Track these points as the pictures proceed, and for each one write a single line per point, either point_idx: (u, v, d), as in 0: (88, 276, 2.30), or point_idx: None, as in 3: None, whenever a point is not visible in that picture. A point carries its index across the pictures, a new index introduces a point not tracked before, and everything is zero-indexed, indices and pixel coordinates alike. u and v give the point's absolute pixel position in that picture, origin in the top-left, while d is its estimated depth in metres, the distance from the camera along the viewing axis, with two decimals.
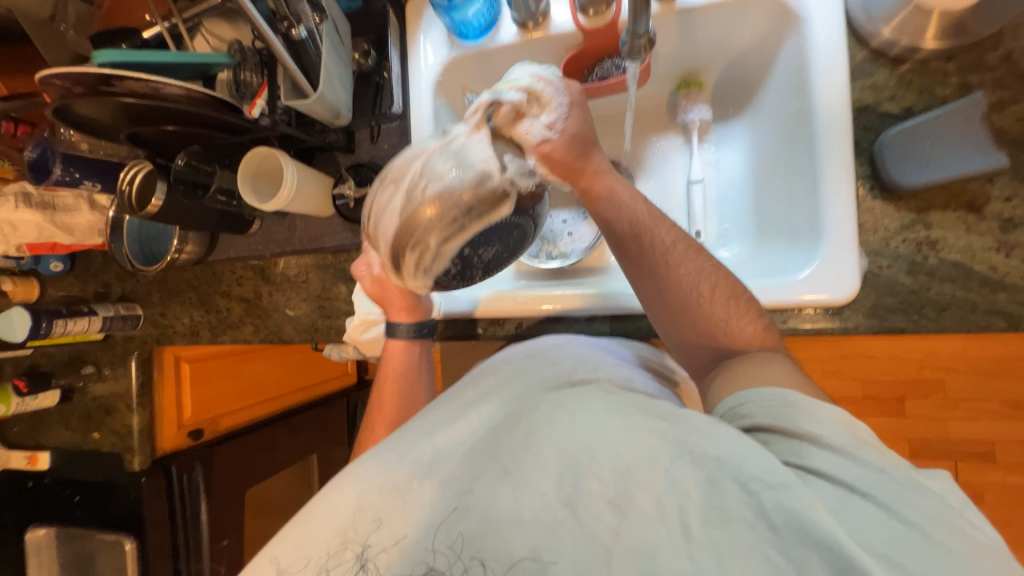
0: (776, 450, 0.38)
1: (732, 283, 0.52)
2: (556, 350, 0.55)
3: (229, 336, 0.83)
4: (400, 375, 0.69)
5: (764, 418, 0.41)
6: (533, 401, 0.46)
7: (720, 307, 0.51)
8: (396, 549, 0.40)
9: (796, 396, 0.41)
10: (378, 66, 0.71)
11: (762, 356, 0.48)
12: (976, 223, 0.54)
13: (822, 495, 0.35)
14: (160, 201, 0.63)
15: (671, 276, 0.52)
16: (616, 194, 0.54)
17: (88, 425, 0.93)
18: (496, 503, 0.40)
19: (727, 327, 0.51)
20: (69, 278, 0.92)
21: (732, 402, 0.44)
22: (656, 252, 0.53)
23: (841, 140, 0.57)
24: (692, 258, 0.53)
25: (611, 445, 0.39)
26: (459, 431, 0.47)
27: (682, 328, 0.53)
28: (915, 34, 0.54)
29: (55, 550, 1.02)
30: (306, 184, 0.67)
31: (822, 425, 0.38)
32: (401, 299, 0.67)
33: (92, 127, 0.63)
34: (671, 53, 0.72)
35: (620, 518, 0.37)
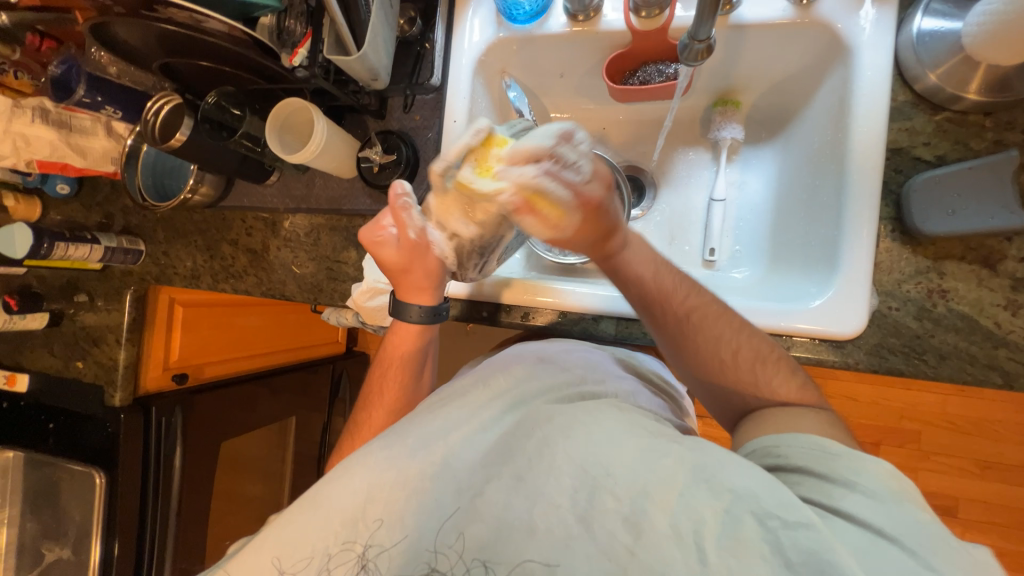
0: (807, 489, 0.41)
1: (758, 345, 0.52)
2: (564, 354, 0.60)
3: (230, 285, 0.82)
4: (406, 361, 0.68)
5: (799, 460, 0.43)
6: (547, 411, 0.49)
7: (747, 373, 0.51)
8: (395, 553, 0.45)
9: (837, 446, 0.42)
10: (422, 35, 0.71)
11: (795, 412, 0.48)
12: (988, 278, 0.55)
13: (846, 535, 0.36)
14: (184, 137, 0.62)
15: (693, 347, 0.53)
16: (636, 260, 0.56)
17: (73, 353, 0.92)
18: (509, 510, 0.43)
19: (760, 390, 0.51)
20: (74, 203, 0.90)
21: (766, 441, 0.46)
22: (675, 324, 0.54)
23: (870, 180, 0.57)
24: (711, 326, 0.53)
25: (628, 466, 0.42)
26: (466, 433, 0.50)
27: (703, 384, 0.55)
28: (959, 85, 0.55)
29: (21, 475, 1.01)
30: (333, 142, 0.67)
31: (856, 473, 0.40)
32: (423, 278, 0.63)
33: (125, 51, 0.61)
34: (713, 68, 0.73)
35: (633, 537, 0.39)
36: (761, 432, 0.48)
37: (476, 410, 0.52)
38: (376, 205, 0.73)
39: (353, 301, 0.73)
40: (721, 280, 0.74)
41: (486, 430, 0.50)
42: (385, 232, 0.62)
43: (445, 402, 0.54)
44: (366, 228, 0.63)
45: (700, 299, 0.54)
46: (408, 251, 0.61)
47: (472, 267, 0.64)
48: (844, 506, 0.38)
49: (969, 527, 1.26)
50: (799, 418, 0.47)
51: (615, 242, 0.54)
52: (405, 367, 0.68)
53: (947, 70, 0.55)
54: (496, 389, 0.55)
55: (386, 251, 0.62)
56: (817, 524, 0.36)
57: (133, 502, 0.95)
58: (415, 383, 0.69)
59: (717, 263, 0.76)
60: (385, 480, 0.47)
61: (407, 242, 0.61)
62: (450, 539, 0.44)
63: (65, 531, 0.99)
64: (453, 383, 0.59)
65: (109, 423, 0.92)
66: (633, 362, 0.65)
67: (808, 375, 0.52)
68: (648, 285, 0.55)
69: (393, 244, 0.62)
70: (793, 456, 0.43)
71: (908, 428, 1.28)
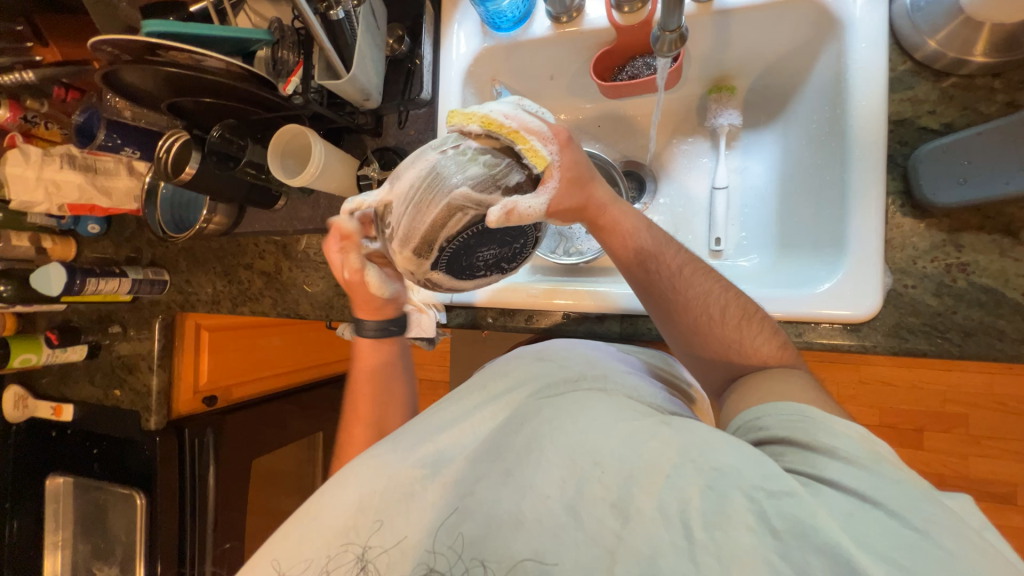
0: (789, 461, 0.39)
1: (744, 303, 0.52)
2: (563, 350, 0.60)
3: (248, 308, 0.86)
4: (373, 373, 0.71)
5: (779, 431, 0.41)
6: (537, 408, 0.50)
7: (732, 328, 0.51)
8: (395, 551, 0.44)
9: (815, 411, 0.41)
10: (411, 53, 0.72)
11: (778, 375, 0.47)
12: (1011, 248, 0.52)
13: (830, 503, 0.35)
14: (193, 169, 0.67)
15: (679, 301, 0.52)
16: (622, 223, 0.53)
17: (111, 381, 0.98)
18: (498, 505, 0.43)
19: (743, 347, 0.50)
20: (104, 240, 0.96)
21: (748, 415, 0.45)
22: (662, 277, 0.53)
23: (874, 154, 0.55)
24: (699, 282, 0.52)
25: (614, 453, 0.42)
26: (460, 436, 0.52)
27: (694, 348, 0.53)
28: (962, 48, 0.52)
29: (71, 499, 1.07)
30: (332, 164, 0.69)
31: (836, 437, 0.38)
32: (365, 298, 0.65)
33: (136, 95, 0.65)
34: (703, 56, 0.72)
35: (621, 523, 0.39)
36: (750, 400, 0.46)
37: (469, 413, 0.54)
38: None
39: None
40: (729, 270, 0.72)
41: (480, 429, 0.52)
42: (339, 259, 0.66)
43: (440, 405, 0.57)
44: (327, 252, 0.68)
45: (688, 257, 0.54)
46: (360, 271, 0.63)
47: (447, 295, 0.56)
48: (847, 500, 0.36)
49: None
50: (783, 380, 0.46)
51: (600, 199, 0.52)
52: (374, 380, 0.71)
53: (947, 35, 0.53)
54: (493, 391, 0.56)
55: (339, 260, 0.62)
56: (799, 491, 0.35)
57: (171, 522, 1.00)
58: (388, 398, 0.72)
59: (724, 252, 0.74)
60: (376, 489, 0.48)
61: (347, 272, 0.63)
62: (448, 540, 0.43)
63: (112, 550, 1.04)
64: (454, 390, 0.60)
65: (146, 446, 0.97)
66: (644, 358, 0.64)
67: (790, 339, 0.52)
68: (632, 241, 0.53)
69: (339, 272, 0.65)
70: (775, 427, 0.42)
71: (952, 412, 1.21)
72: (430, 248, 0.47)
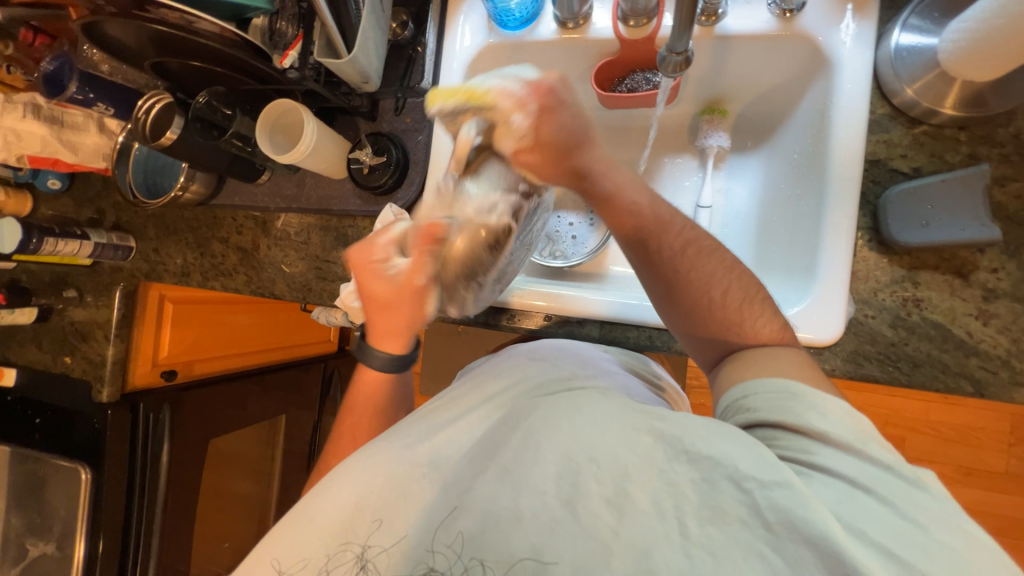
0: (782, 445, 0.41)
1: (746, 285, 0.52)
2: (557, 353, 0.61)
3: (220, 283, 0.83)
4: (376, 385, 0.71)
5: (768, 412, 0.43)
6: (530, 407, 0.51)
7: (732, 312, 0.51)
8: (395, 551, 0.45)
9: (802, 388, 0.43)
10: (414, 39, 0.71)
11: (775, 353, 0.49)
12: (961, 288, 0.56)
13: (821, 491, 0.37)
14: (174, 135, 0.63)
15: (681, 280, 0.52)
16: (621, 189, 0.53)
17: (62, 348, 0.92)
18: (495, 501, 0.43)
19: (742, 327, 0.51)
20: (65, 198, 0.90)
21: (736, 394, 0.47)
22: (663, 254, 0.53)
23: (849, 189, 0.58)
24: (703, 262, 0.52)
25: (610, 449, 0.43)
26: (457, 433, 0.52)
27: (689, 327, 0.54)
28: (936, 99, 0.57)
29: (7, 470, 1.01)
30: (324, 143, 0.67)
31: (823, 418, 0.41)
32: (398, 326, 0.61)
33: (117, 49, 0.62)
34: (699, 77, 0.74)
35: (618, 517, 0.40)
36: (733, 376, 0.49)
37: (457, 416, 0.54)
38: (366, 206, 0.74)
39: (342, 302, 0.73)
40: None
41: (475, 426, 0.52)
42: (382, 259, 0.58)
43: (433, 407, 0.57)
44: (358, 250, 0.59)
45: (692, 235, 0.54)
46: (404, 291, 0.58)
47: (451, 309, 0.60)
48: (821, 465, 0.39)
49: None
50: (773, 356, 0.48)
51: (584, 160, 0.51)
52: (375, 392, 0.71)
53: (923, 85, 0.57)
54: (486, 392, 0.57)
55: (378, 282, 0.58)
56: (793, 483, 0.36)
57: (117, 500, 0.95)
58: (390, 410, 0.72)
59: None
60: (373, 486, 0.47)
61: (394, 290, 0.58)
62: (448, 538, 0.43)
63: (49, 526, 0.98)
64: (441, 392, 0.61)
65: (96, 418, 0.92)
66: (628, 359, 0.66)
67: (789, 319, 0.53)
68: (631, 210, 0.53)
69: (386, 282, 0.58)
70: (764, 408, 0.44)
71: (892, 434, 1.29)
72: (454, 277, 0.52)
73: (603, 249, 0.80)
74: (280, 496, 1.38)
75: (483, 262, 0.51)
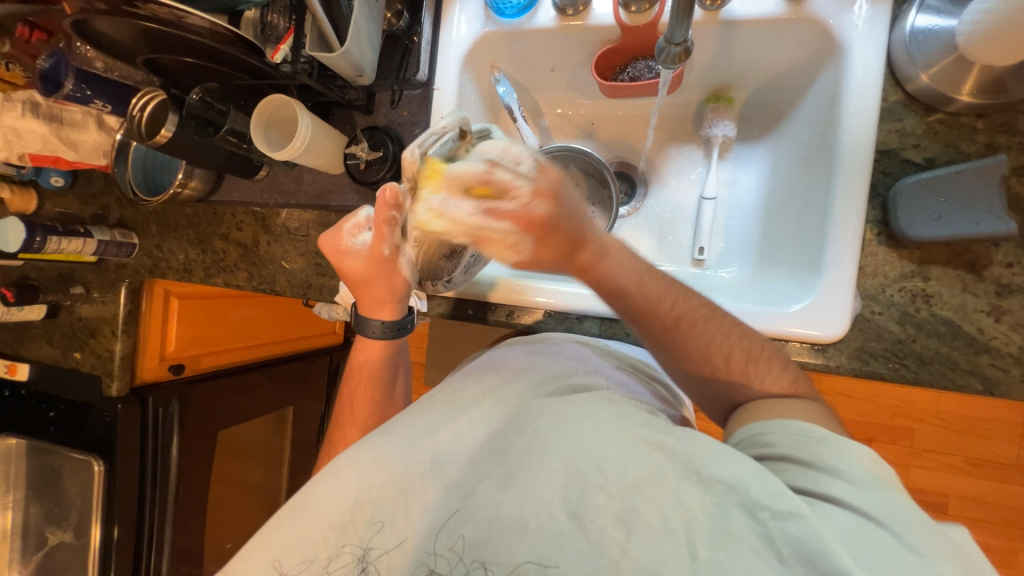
0: (794, 478, 0.41)
1: (748, 345, 0.51)
2: (555, 349, 0.61)
3: (222, 279, 0.83)
4: (374, 377, 0.71)
5: (785, 448, 0.44)
6: (538, 408, 0.50)
7: (738, 373, 0.51)
8: (396, 553, 0.45)
9: (822, 432, 0.43)
10: (409, 29, 0.69)
11: (786, 403, 0.48)
12: (973, 284, 0.54)
13: (838, 523, 0.37)
14: (169, 132, 0.62)
15: (681, 352, 0.53)
16: (610, 274, 0.53)
17: (71, 344, 0.94)
18: (501, 509, 0.44)
19: (750, 385, 0.51)
20: (68, 195, 0.91)
21: (752, 430, 0.47)
22: (659, 330, 0.53)
23: (859, 180, 0.56)
24: (697, 332, 0.52)
25: (618, 461, 0.43)
26: (458, 432, 0.50)
27: (698, 389, 0.54)
28: (952, 85, 0.54)
29: (24, 461, 1.04)
30: (319, 139, 0.67)
31: (840, 460, 0.41)
32: (387, 296, 0.65)
33: (109, 45, 0.61)
34: (704, 64, 0.71)
35: (625, 533, 0.40)
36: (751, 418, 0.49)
37: (462, 410, 0.53)
38: (364, 201, 0.73)
39: (340, 298, 0.73)
40: (708, 280, 0.73)
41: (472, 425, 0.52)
42: (351, 240, 0.62)
43: (433, 401, 0.56)
44: (325, 236, 0.63)
45: (688, 306, 0.53)
46: (375, 262, 0.61)
47: (438, 283, 0.64)
48: (833, 493, 0.39)
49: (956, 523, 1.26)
50: (785, 406, 0.47)
51: (588, 253, 0.53)
52: (375, 381, 0.71)
53: (940, 71, 0.54)
54: (487, 385, 0.56)
55: (352, 262, 0.62)
56: (805, 513, 0.36)
57: (130, 490, 0.98)
58: (388, 398, 0.73)
59: (705, 262, 0.75)
60: (373, 482, 0.47)
61: (369, 269, 0.62)
62: (449, 542, 0.44)
63: (67, 515, 1.01)
64: (445, 384, 0.60)
65: (107, 412, 0.94)
66: (626, 355, 0.66)
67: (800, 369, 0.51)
68: (625, 292, 0.53)
69: (360, 260, 0.62)
70: (781, 443, 0.44)
71: (900, 425, 1.28)
72: (431, 249, 0.56)
73: None
74: (290, 486, 1.41)
75: (462, 246, 0.56)
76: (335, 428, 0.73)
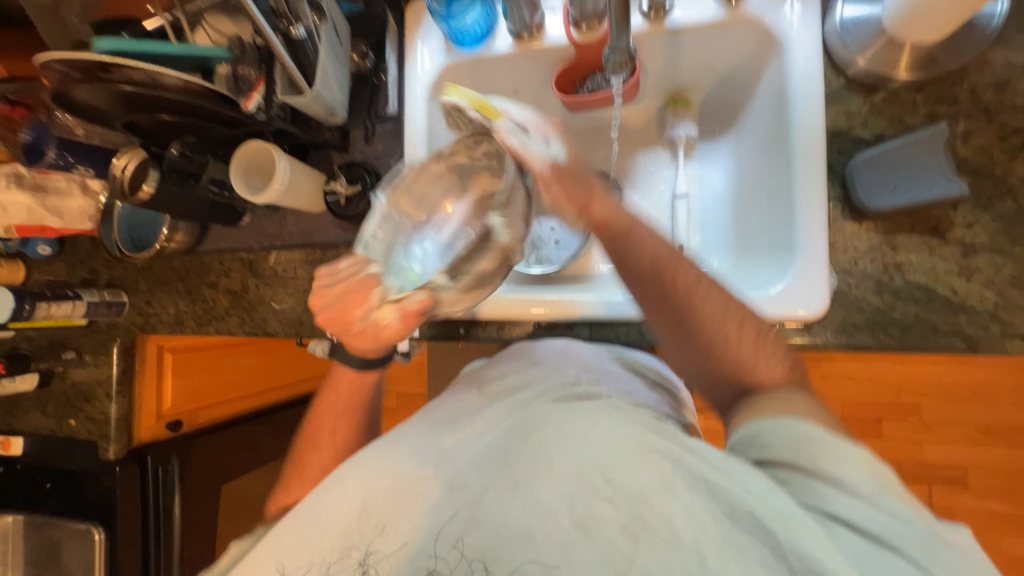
0: (795, 491, 0.41)
1: (758, 324, 0.53)
2: (558, 354, 0.61)
3: (214, 327, 0.83)
4: (346, 402, 0.68)
5: (782, 452, 0.43)
6: (546, 416, 0.51)
7: (748, 351, 0.52)
8: (395, 556, 0.45)
9: (821, 432, 0.42)
10: (376, 68, 0.74)
11: (784, 397, 0.48)
12: (939, 247, 0.56)
13: (844, 546, 0.36)
14: (151, 188, 0.65)
15: (695, 318, 0.53)
16: (636, 230, 0.54)
17: (65, 410, 0.93)
18: (507, 518, 0.44)
19: (755, 370, 0.52)
20: (56, 262, 0.92)
21: (751, 428, 0.47)
22: (679, 291, 0.53)
23: (816, 162, 0.59)
24: (715, 301, 0.53)
25: (624, 469, 0.44)
26: (469, 440, 0.52)
27: (692, 357, 0.55)
28: (887, 65, 0.57)
29: (22, 539, 1.01)
30: (298, 179, 0.69)
31: (843, 466, 0.39)
32: (375, 337, 0.60)
33: (89, 113, 0.63)
34: (658, 72, 0.75)
35: (631, 544, 0.41)
36: (751, 416, 0.48)
37: (470, 420, 0.54)
38: (348, 235, 0.75)
39: None
40: None
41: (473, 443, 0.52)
42: (333, 280, 0.58)
43: (439, 410, 0.58)
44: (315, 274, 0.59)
45: (700, 274, 0.54)
46: (361, 308, 0.57)
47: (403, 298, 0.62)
48: (836, 509, 0.38)
49: (978, 494, 1.25)
50: (787, 402, 0.47)
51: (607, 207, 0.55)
52: (348, 410, 0.68)
53: (874, 53, 0.58)
54: (491, 394, 0.57)
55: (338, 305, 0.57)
56: (812, 527, 0.37)
57: (134, 555, 0.96)
58: (361, 424, 0.68)
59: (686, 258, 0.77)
60: (380, 487, 0.48)
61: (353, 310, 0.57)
62: (450, 545, 0.45)
63: None
64: (453, 390, 0.62)
65: (105, 477, 0.93)
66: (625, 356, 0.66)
67: (796, 358, 0.53)
68: (643, 259, 0.54)
69: (341, 303, 0.57)
70: (783, 444, 0.43)
71: (907, 401, 1.28)
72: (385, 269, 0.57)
73: (586, 250, 0.79)
74: None
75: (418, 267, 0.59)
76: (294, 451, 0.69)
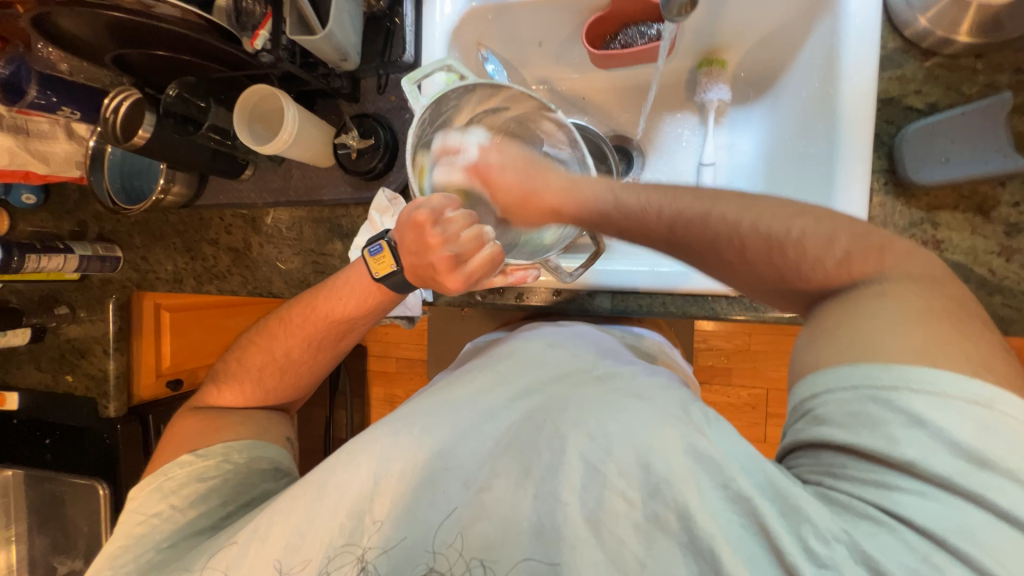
0: (851, 478, 0.34)
1: (779, 212, 0.41)
2: (573, 340, 0.59)
3: (215, 286, 0.80)
4: (327, 324, 0.64)
5: (844, 433, 0.34)
6: (562, 403, 0.49)
7: (787, 245, 0.39)
8: (394, 551, 0.45)
9: (904, 373, 0.33)
10: (390, 10, 0.67)
11: (872, 307, 0.36)
12: (982, 226, 0.54)
13: (896, 548, 0.31)
14: (148, 132, 0.60)
15: (711, 244, 0.42)
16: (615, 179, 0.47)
17: (61, 366, 0.90)
18: (517, 511, 0.44)
19: (805, 258, 0.39)
20: (42, 213, 0.87)
21: (801, 394, 0.37)
22: (680, 223, 0.43)
23: (863, 131, 0.56)
24: (730, 207, 0.42)
25: (641, 461, 0.42)
26: (482, 420, 0.50)
27: (757, 282, 0.42)
28: (950, 27, 0.53)
29: (23, 492, 1.01)
30: (307, 130, 0.64)
31: (913, 444, 0.32)
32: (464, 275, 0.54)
33: (75, 44, 0.58)
34: (695, 28, 0.70)
35: (644, 547, 0.40)
36: (826, 360, 0.36)
37: (479, 396, 0.52)
38: (358, 193, 0.71)
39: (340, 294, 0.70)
40: None
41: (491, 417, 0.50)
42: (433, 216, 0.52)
43: (449, 386, 0.55)
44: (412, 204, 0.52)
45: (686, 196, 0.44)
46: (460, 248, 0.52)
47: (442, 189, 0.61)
48: (900, 508, 0.32)
49: None
50: (877, 324, 0.35)
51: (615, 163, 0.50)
52: (330, 330, 0.64)
53: (936, 13, 0.53)
54: (503, 373, 0.55)
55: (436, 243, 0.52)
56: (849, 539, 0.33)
57: None
58: (340, 339, 0.66)
59: None
60: (390, 471, 0.47)
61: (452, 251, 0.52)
62: (450, 539, 0.44)
63: (74, 543, 1.00)
64: (469, 364, 0.59)
65: (107, 434, 0.93)
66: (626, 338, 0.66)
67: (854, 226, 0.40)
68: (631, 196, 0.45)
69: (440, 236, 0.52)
70: (840, 422, 0.34)
71: None
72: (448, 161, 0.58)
73: None
74: None
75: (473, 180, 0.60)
76: (260, 344, 0.66)
